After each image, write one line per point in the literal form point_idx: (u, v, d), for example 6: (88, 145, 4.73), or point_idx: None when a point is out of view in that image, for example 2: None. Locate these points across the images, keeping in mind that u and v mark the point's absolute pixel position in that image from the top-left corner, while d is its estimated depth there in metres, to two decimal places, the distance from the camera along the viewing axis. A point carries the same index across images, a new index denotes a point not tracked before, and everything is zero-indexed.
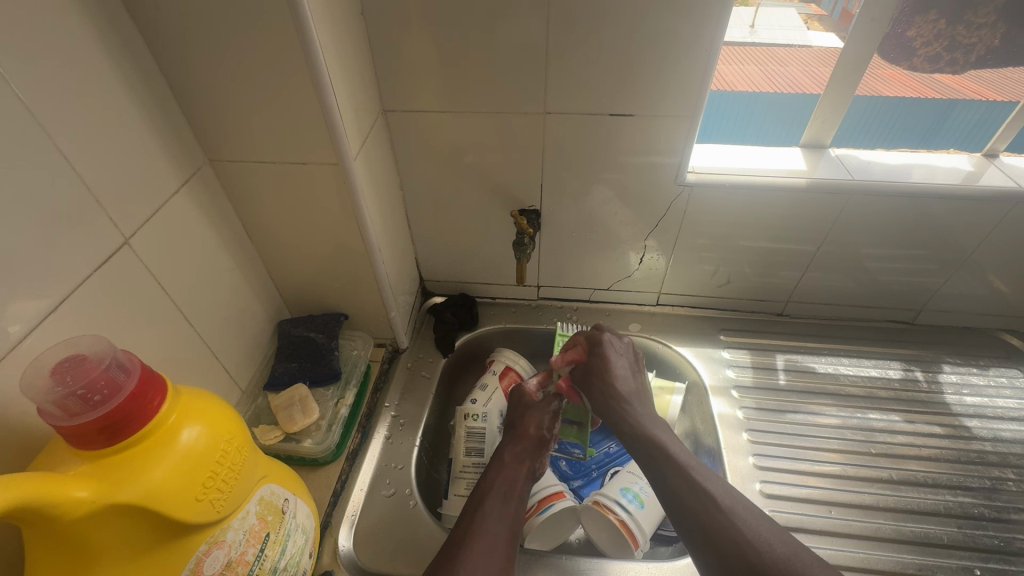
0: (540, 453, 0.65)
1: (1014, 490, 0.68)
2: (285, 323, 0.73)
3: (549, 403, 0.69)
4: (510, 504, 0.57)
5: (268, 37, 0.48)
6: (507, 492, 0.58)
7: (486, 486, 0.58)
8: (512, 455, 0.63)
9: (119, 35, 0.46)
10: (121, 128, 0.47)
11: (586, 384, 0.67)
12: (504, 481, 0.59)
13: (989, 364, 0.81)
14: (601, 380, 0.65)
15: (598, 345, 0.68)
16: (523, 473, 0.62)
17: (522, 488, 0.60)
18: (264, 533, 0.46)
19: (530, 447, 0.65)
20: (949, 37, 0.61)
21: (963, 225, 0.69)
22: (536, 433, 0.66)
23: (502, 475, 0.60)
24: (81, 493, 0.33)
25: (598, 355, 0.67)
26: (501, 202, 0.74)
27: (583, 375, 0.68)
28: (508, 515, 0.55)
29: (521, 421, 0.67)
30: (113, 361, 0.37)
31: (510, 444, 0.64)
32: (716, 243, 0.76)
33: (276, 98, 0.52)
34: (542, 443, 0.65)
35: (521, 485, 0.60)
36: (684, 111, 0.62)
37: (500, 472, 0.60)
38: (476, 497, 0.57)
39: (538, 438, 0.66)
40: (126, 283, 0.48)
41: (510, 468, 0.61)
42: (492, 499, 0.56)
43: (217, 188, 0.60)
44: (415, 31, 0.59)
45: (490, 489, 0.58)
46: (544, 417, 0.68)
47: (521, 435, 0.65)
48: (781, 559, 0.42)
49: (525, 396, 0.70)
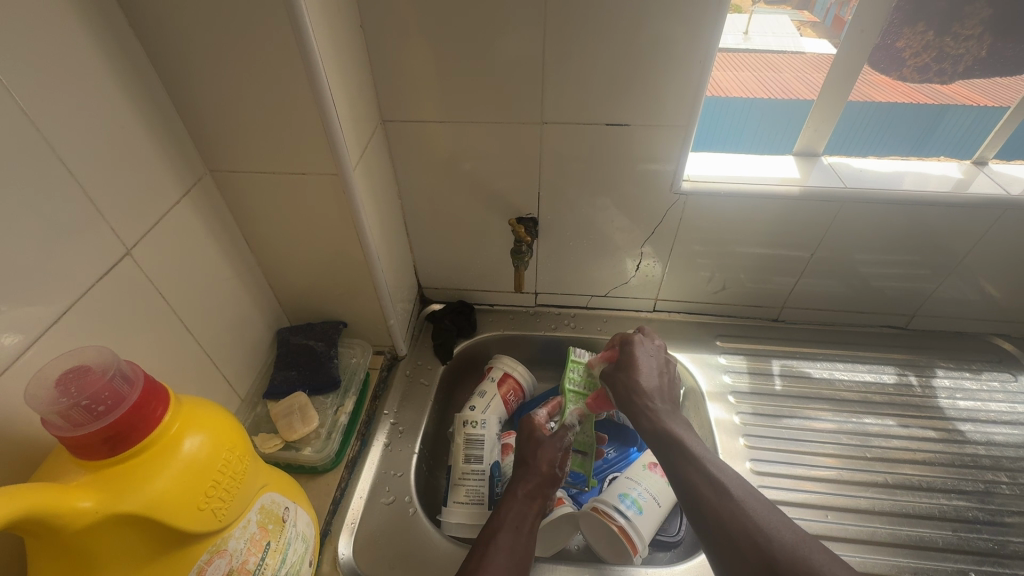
0: (551, 490, 0.64)
1: (1007, 493, 0.68)
2: (284, 331, 0.73)
3: (561, 438, 0.68)
4: (521, 540, 0.57)
5: (269, 51, 0.48)
6: (518, 528, 0.58)
7: (498, 522, 0.58)
8: (524, 491, 0.62)
9: (122, 49, 0.47)
10: (123, 139, 0.48)
11: (614, 380, 0.68)
12: (515, 517, 0.59)
13: (982, 369, 0.81)
14: (628, 375, 0.66)
15: (630, 343, 0.69)
16: (535, 510, 0.61)
17: (533, 524, 0.59)
18: (264, 541, 0.46)
19: (542, 483, 0.64)
20: (938, 49, 0.63)
21: (954, 231, 0.70)
22: (547, 469, 0.65)
23: (513, 511, 0.59)
24: (84, 503, 0.33)
25: (626, 354, 0.69)
26: (499, 210, 0.75)
27: (613, 372, 0.69)
28: (518, 551, 0.55)
29: (533, 458, 0.66)
30: (117, 371, 0.37)
31: (521, 480, 0.64)
32: (712, 250, 0.77)
33: (276, 109, 0.53)
34: (554, 480, 0.65)
35: (532, 521, 0.60)
36: (679, 120, 0.63)
37: (511, 508, 0.60)
38: (487, 532, 0.57)
39: (550, 475, 0.65)
40: (127, 292, 0.49)
41: (521, 503, 0.61)
42: (503, 535, 0.56)
43: (217, 198, 0.61)
44: (415, 43, 0.60)
45: (502, 525, 0.57)
46: (556, 453, 0.67)
47: (533, 471, 0.65)
48: (789, 545, 0.44)
49: (538, 430, 0.69)
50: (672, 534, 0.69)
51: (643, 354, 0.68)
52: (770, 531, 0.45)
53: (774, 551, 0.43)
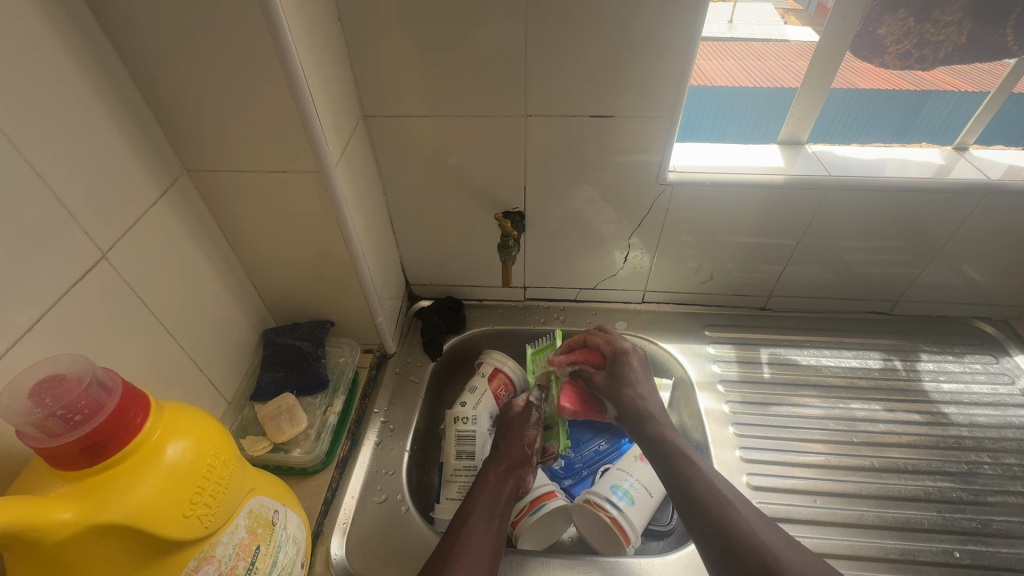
0: (524, 470, 0.65)
1: (990, 473, 0.70)
2: (270, 332, 0.72)
3: (530, 418, 0.69)
4: (494, 522, 0.57)
5: (242, 47, 0.47)
6: (492, 510, 0.58)
7: (471, 505, 0.58)
8: (496, 474, 0.63)
9: (90, 46, 0.45)
10: (95, 140, 0.46)
11: (618, 394, 0.66)
12: (487, 502, 0.59)
13: (965, 352, 0.83)
14: (634, 390, 0.65)
15: (623, 354, 0.69)
16: (508, 492, 0.61)
17: (506, 506, 0.60)
18: (254, 546, 0.45)
19: (514, 465, 0.64)
20: (919, 35, 0.63)
21: (936, 218, 0.70)
22: (520, 449, 0.66)
23: (485, 495, 0.60)
24: (64, 514, 0.33)
25: (621, 366, 0.68)
26: (485, 204, 0.74)
27: (612, 384, 0.67)
28: (491, 534, 0.55)
29: (505, 444, 0.66)
30: (94, 379, 0.36)
31: (493, 464, 0.64)
32: (701, 240, 0.77)
33: (254, 105, 0.51)
34: (525, 460, 0.65)
35: (506, 503, 0.60)
36: (664, 111, 0.62)
37: (484, 492, 0.60)
38: (460, 518, 0.57)
39: (522, 455, 0.66)
40: (103, 296, 0.48)
41: (494, 486, 0.61)
42: (475, 520, 0.56)
43: (196, 198, 0.59)
44: (395, 37, 0.59)
45: (475, 508, 0.58)
46: (527, 432, 0.68)
47: (505, 453, 0.65)
48: (797, 566, 0.44)
49: (507, 414, 0.70)
50: (664, 523, 0.69)
51: (636, 365, 0.68)
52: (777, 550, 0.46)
53: (783, 571, 0.44)
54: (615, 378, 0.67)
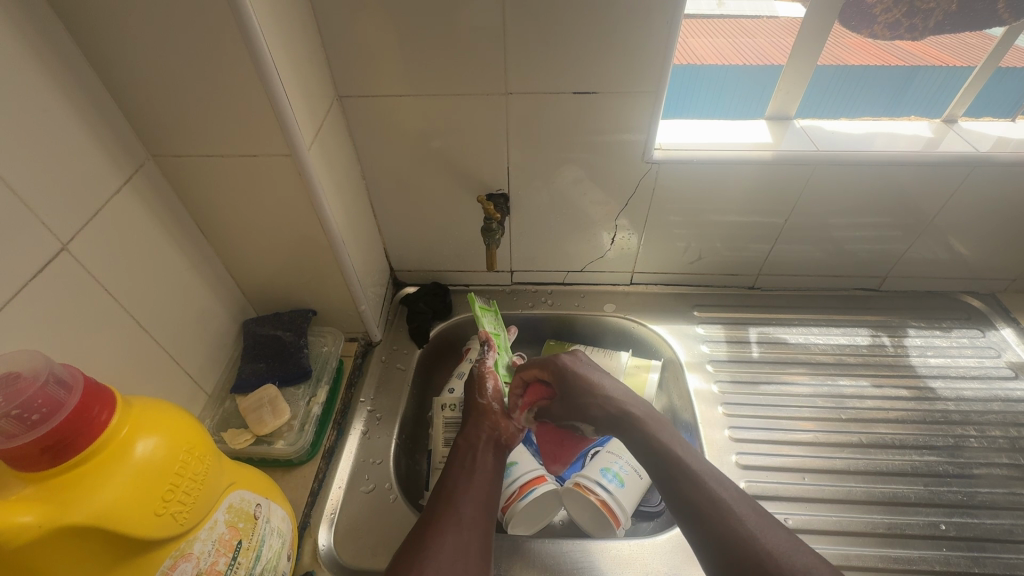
0: (495, 420, 0.66)
1: (975, 446, 0.70)
2: (251, 323, 0.70)
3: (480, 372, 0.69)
4: (475, 481, 0.59)
5: (200, 23, 0.45)
6: (470, 470, 0.60)
7: (449, 472, 0.60)
8: (468, 436, 0.64)
9: (38, 23, 0.42)
10: (51, 125, 0.44)
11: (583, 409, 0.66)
12: (463, 464, 0.61)
13: (952, 326, 0.83)
14: (591, 401, 0.65)
15: (563, 370, 0.67)
16: (483, 448, 0.63)
17: (485, 461, 0.62)
18: (235, 541, 0.44)
19: (481, 419, 0.66)
20: (909, 3, 0.62)
21: (926, 192, 0.70)
22: (480, 405, 0.67)
23: (461, 458, 0.61)
24: (26, 518, 0.31)
25: (569, 381, 0.67)
26: (469, 186, 0.72)
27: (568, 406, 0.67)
28: (473, 493, 0.57)
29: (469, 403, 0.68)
30: (52, 376, 0.35)
31: (464, 430, 0.66)
32: (688, 219, 0.75)
33: (218, 84, 0.49)
34: (493, 412, 0.67)
35: (484, 460, 0.62)
36: (649, 85, 0.60)
37: (459, 457, 0.62)
38: (439, 488, 0.58)
39: (488, 409, 0.67)
40: (68, 289, 0.46)
41: (468, 448, 0.63)
42: (454, 484, 0.58)
43: (163, 186, 0.57)
44: (367, 11, 0.56)
45: (453, 473, 0.59)
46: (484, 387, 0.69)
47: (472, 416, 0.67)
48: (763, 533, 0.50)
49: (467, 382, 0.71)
50: (654, 504, 0.69)
51: (584, 371, 0.68)
52: (781, 559, 0.47)
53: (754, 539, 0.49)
54: (567, 397, 0.67)
